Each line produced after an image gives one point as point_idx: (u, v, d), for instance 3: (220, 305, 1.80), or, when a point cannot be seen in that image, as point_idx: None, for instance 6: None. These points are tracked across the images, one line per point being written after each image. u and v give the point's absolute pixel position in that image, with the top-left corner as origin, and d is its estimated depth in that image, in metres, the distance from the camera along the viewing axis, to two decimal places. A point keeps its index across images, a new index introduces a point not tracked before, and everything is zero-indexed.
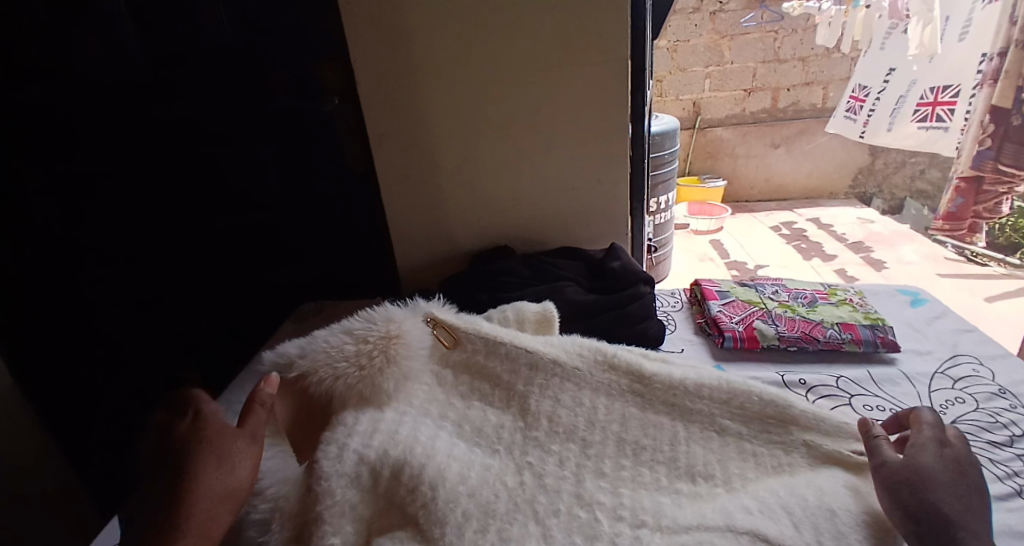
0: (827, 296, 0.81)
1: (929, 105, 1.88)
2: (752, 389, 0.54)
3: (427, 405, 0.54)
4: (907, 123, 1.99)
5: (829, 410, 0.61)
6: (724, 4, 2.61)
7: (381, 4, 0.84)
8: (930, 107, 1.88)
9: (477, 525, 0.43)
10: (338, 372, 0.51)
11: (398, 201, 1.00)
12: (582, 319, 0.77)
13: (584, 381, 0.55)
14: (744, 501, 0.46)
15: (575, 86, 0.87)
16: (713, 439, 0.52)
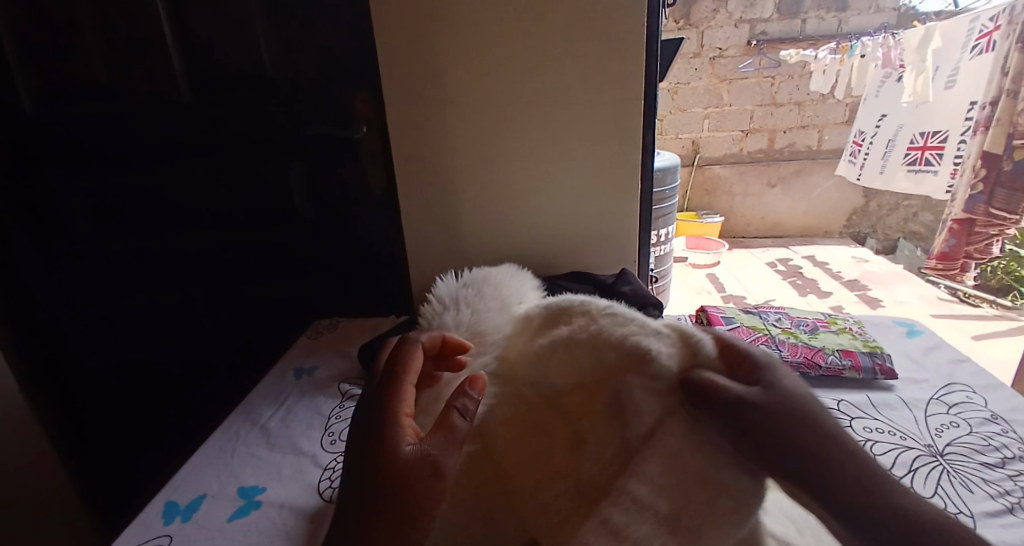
0: (828, 324, 0.85)
1: (919, 149, 1.97)
2: None
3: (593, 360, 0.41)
4: (898, 168, 2.08)
5: None
6: (723, 50, 2.75)
7: (415, 43, 0.91)
8: (919, 151, 1.97)
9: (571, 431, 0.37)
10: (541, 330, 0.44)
11: (417, 224, 1.05)
12: None
13: None
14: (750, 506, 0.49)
15: (591, 121, 0.94)
16: None
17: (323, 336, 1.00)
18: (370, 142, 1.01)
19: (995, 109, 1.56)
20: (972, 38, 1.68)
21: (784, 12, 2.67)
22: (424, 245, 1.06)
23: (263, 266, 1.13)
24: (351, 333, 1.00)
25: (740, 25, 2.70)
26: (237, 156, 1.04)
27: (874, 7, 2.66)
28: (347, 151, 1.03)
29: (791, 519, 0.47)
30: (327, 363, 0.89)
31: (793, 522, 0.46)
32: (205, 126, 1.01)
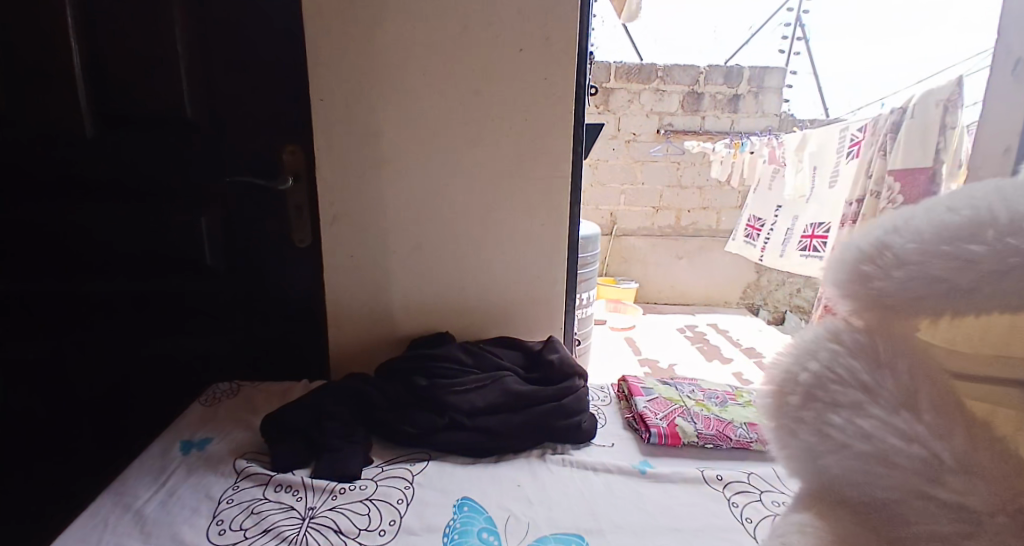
0: (736, 397, 0.91)
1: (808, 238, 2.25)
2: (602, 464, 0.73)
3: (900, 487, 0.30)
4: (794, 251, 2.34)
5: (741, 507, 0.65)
6: (637, 136, 3.08)
7: (354, 105, 0.93)
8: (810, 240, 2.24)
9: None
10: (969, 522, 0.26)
11: (343, 281, 1.02)
12: (522, 410, 0.80)
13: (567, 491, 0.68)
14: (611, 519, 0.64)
15: (524, 193, 0.98)
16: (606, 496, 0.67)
17: (221, 402, 0.89)
18: (296, 195, 0.97)
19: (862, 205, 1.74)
20: (846, 146, 1.92)
21: (687, 108, 3.05)
22: (347, 302, 1.03)
23: (158, 318, 1.01)
24: (255, 399, 0.90)
25: (651, 116, 3.05)
26: (140, 197, 0.95)
27: (759, 113, 3.08)
28: (271, 201, 0.98)
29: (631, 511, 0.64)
30: (223, 434, 0.79)
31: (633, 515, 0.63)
32: (106, 163, 0.92)
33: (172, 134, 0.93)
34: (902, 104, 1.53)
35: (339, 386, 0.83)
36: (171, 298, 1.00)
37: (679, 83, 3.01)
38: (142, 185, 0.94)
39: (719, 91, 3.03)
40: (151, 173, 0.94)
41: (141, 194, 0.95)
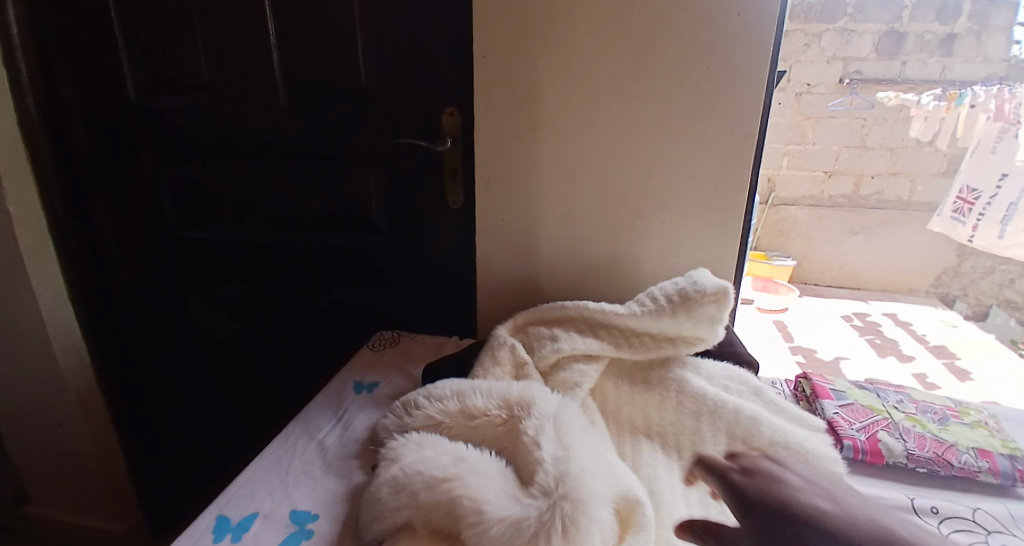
0: (959, 413, 0.72)
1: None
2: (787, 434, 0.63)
3: None
4: None
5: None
6: (812, 87, 2.78)
7: (512, 61, 0.88)
8: None
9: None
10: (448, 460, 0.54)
11: (493, 246, 1.01)
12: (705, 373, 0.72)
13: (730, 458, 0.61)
14: None
15: (697, 155, 0.86)
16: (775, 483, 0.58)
17: (384, 349, 0.97)
18: (455, 157, 0.98)
19: None
20: None
21: (882, 53, 2.64)
22: (495, 267, 1.03)
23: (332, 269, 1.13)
24: (413, 350, 0.97)
25: (833, 62, 2.72)
26: (323, 158, 1.05)
27: (981, 57, 2.59)
28: (430, 163, 1.00)
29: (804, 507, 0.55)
30: (388, 380, 0.86)
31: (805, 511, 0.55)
32: (297, 128, 1.03)
33: (347, 101, 1.00)
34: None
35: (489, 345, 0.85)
36: (344, 251, 1.11)
37: (875, 22, 2.61)
38: (323, 149, 1.04)
39: (928, 30, 2.58)
40: (329, 137, 1.03)
41: (323, 157, 1.05)
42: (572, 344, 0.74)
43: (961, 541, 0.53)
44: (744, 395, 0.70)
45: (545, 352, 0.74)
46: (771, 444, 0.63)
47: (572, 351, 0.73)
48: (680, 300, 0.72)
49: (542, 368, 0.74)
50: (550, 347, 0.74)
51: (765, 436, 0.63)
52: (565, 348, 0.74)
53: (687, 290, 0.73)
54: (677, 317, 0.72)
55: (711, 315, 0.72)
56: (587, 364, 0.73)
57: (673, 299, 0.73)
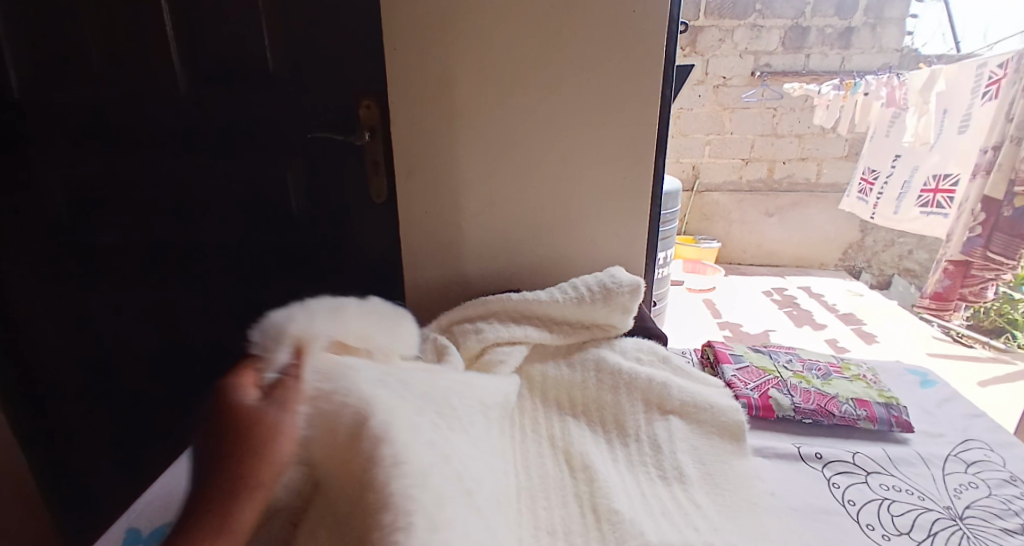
0: (841, 369, 0.80)
1: (932, 192, 1.98)
2: (689, 396, 0.68)
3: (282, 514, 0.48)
4: (911, 209, 2.10)
5: (845, 490, 0.59)
6: (728, 80, 2.97)
7: (426, 54, 0.89)
8: (932, 194, 1.97)
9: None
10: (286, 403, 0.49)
11: (421, 240, 1.02)
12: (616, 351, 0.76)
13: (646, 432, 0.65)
14: (687, 455, 0.62)
15: (606, 143, 0.91)
16: (683, 441, 0.64)
17: None
18: (372, 151, 0.97)
19: (1000, 153, 1.60)
20: (982, 84, 1.71)
21: (789, 47, 2.88)
22: (423, 260, 1.04)
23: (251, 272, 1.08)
24: None
25: (745, 56, 2.92)
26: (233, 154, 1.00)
27: (877, 47, 2.86)
28: (348, 158, 0.99)
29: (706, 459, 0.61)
30: None
31: (705, 462, 0.61)
32: (204, 124, 0.98)
33: (256, 93, 0.96)
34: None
35: None
36: (263, 252, 1.07)
37: (782, 17, 2.84)
38: (234, 145, 1.00)
39: (829, 24, 2.84)
40: (240, 133, 0.99)
41: (234, 154, 1.00)
42: (499, 332, 0.76)
43: (843, 482, 0.61)
44: (655, 363, 0.75)
45: (473, 341, 0.75)
46: (683, 406, 0.68)
47: (499, 338, 0.75)
48: (598, 290, 0.77)
49: (468, 357, 0.75)
50: (478, 336, 0.75)
51: (677, 398, 0.68)
52: (491, 336, 0.75)
53: (604, 282, 0.78)
54: (596, 304, 0.77)
55: (625, 301, 0.77)
56: (513, 349, 0.75)
57: (593, 288, 0.78)
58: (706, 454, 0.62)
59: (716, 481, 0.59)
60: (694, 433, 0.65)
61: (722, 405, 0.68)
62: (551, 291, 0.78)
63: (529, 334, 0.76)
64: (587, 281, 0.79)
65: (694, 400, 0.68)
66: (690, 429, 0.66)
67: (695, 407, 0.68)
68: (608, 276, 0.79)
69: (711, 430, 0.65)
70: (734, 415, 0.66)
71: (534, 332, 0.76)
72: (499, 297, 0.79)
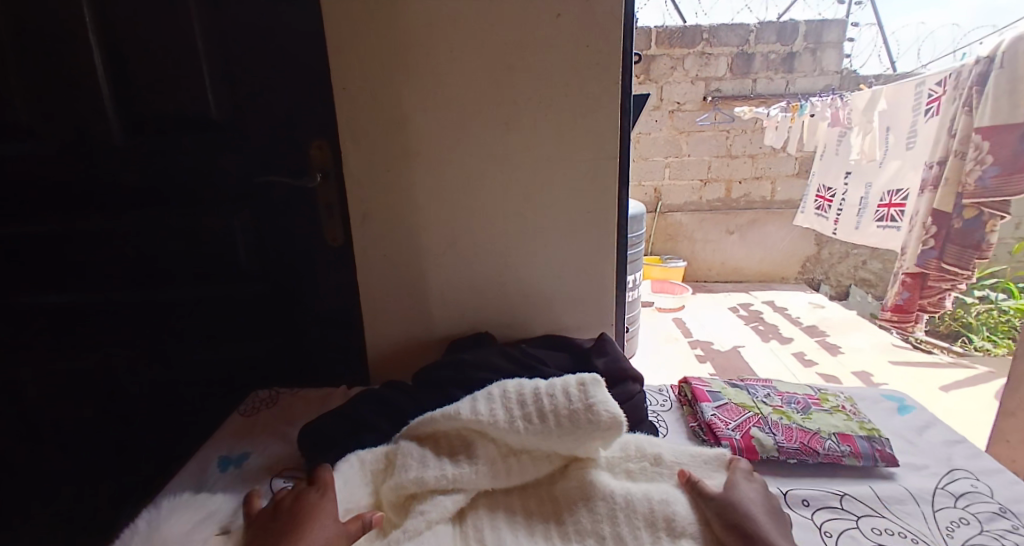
0: (819, 401, 0.78)
1: (887, 206, 2.06)
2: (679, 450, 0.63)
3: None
4: (869, 223, 2.19)
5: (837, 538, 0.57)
6: (681, 105, 3.08)
7: (377, 93, 0.86)
8: (887, 208, 2.06)
9: None
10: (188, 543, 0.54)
11: (379, 284, 0.97)
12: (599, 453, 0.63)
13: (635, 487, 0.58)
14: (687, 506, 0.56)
15: (567, 181, 0.89)
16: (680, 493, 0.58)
17: (260, 413, 0.87)
18: (326, 193, 0.92)
19: (944, 167, 1.63)
20: (923, 103, 1.80)
21: (736, 72, 3.02)
22: (383, 305, 0.98)
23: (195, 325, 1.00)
24: (293, 410, 0.87)
25: (697, 82, 3.05)
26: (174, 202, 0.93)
27: (818, 69, 3.03)
28: (301, 201, 0.94)
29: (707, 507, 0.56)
30: (260, 449, 0.77)
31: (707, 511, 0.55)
32: (139, 170, 0.91)
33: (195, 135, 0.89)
34: (988, 54, 1.44)
35: (371, 393, 0.79)
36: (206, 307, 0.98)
37: (727, 45, 2.99)
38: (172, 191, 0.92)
39: (772, 51, 3.00)
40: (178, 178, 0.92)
41: (172, 202, 0.93)
42: (447, 461, 0.60)
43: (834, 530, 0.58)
44: (649, 470, 0.61)
45: (412, 472, 0.59)
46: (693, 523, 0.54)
47: (443, 472, 0.59)
48: (565, 411, 0.58)
49: (399, 496, 0.59)
50: (417, 467, 0.59)
51: (684, 516, 0.55)
52: (435, 468, 0.59)
53: (574, 399, 0.59)
54: (561, 433, 0.58)
55: (601, 434, 0.58)
56: (455, 490, 0.58)
57: (561, 405, 0.59)
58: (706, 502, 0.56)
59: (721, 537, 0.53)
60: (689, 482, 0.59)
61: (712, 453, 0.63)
62: (509, 400, 0.61)
63: (479, 466, 0.59)
64: (553, 393, 0.60)
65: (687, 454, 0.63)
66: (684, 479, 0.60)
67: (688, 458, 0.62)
68: (587, 391, 0.60)
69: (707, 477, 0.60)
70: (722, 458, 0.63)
71: (484, 461, 0.60)
72: (450, 406, 0.62)
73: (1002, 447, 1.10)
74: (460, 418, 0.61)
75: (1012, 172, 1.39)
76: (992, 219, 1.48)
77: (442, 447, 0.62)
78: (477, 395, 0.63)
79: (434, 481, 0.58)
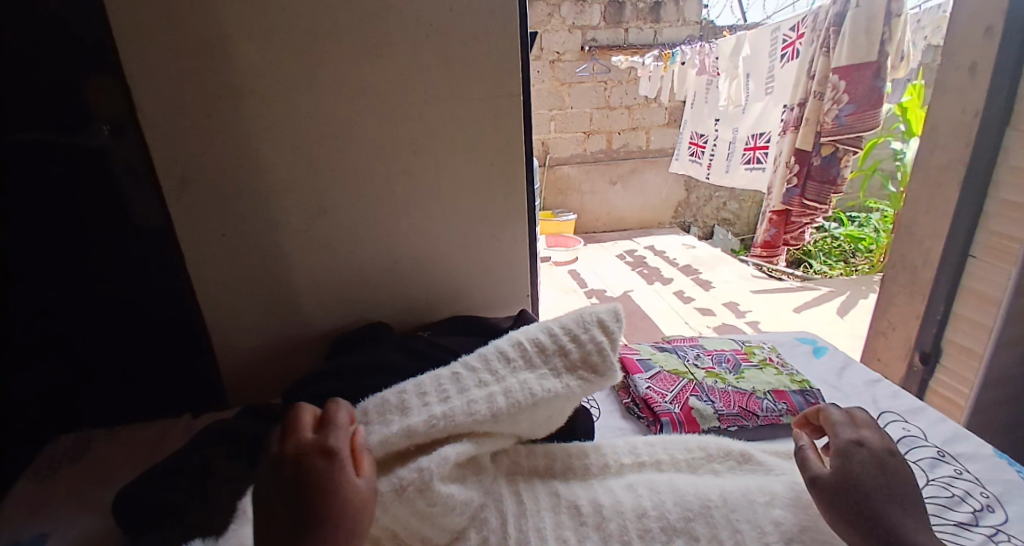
0: (747, 355, 0.74)
1: (752, 149, 2.18)
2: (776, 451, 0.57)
3: None
4: (738, 167, 2.31)
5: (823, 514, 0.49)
6: (561, 55, 2.99)
7: (176, 4, 0.60)
8: (753, 151, 2.18)
9: None
10: None
11: (225, 273, 0.73)
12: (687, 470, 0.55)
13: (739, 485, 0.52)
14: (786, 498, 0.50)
15: (463, 124, 0.72)
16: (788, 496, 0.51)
17: (55, 476, 0.64)
18: (124, 154, 0.64)
19: (804, 109, 1.73)
20: (779, 48, 1.90)
21: (610, 22, 2.99)
22: (235, 300, 0.74)
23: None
24: (109, 462, 0.66)
25: (574, 32, 2.97)
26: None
27: (682, 21, 3.11)
28: (81, 166, 0.64)
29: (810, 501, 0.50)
30: (56, 531, 0.55)
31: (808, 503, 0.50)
32: None
33: None
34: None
35: (226, 428, 0.59)
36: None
37: None
38: None
39: (641, 0, 3.00)
40: None
41: None
42: (443, 401, 0.50)
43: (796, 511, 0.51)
44: (737, 468, 0.55)
45: (388, 435, 0.47)
46: (686, 520, 0.49)
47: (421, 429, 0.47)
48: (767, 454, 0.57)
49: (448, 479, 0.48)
50: (390, 429, 0.47)
51: (791, 516, 0.49)
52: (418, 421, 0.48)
53: (585, 323, 0.56)
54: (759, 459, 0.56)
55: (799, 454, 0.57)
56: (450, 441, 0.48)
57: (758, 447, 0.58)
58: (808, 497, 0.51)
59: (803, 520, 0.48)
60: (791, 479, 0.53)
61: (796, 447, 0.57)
62: (493, 360, 0.54)
63: (490, 393, 0.51)
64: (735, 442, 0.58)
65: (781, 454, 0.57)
66: (770, 466, 0.55)
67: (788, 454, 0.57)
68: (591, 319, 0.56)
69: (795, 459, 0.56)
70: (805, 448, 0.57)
71: (497, 385, 0.52)
72: (419, 379, 0.52)
73: (873, 363, 1.22)
74: (431, 389, 0.51)
75: (865, 109, 1.53)
76: (847, 154, 1.64)
77: (391, 409, 0.49)
78: (450, 369, 0.54)
79: (417, 406, 0.49)
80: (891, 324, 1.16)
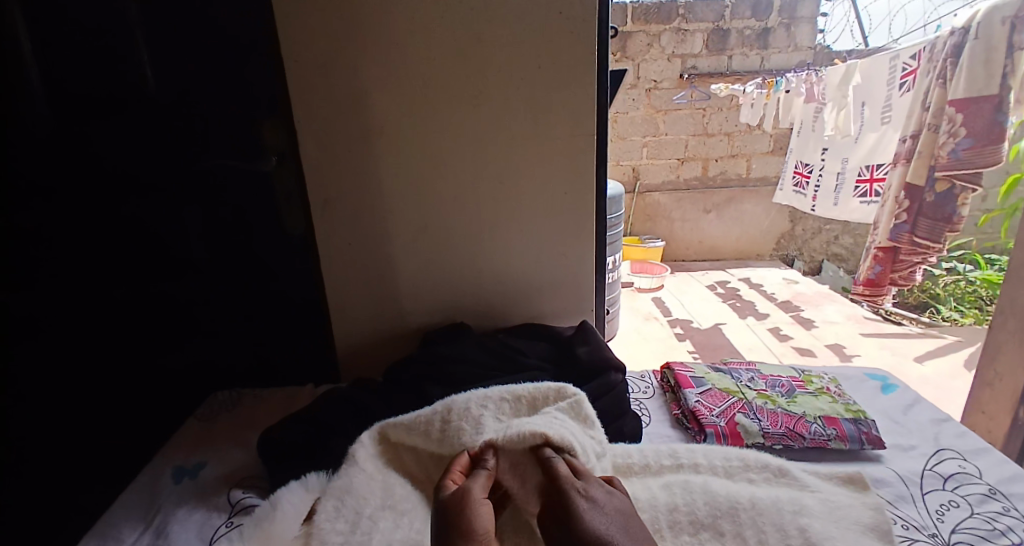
0: (803, 383, 0.76)
1: (867, 181, 2.06)
2: (817, 471, 0.60)
3: (327, 506, 0.54)
4: (851, 200, 2.17)
5: (851, 534, 0.51)
6: (658, 83, 3.03)
7: (331, 69, 0.79)
8: (867, 184, 2.06)
9: (347, 520, 0.53)
10: (370, 453, 0.59)
11: (345, 274, 0.91)
12: (725, 474, 0.60)
13: (771, 495, 0.56)
14: (817, 515, 0.53)
15: (541, 158, 0.84)
16: (820, 515, 0.53)
17: (217, 418, 0.84)
18: (284, 178, 0.85)
19: (917, 141, 1.62)
20: (897, 76, 1.79)
21: (712, 49, 2.98)
22: (350, 297, 0.92)
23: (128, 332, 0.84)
24: (253, 414, 0.85)
25: (673, 60, 3.00)
26: (97, 198, 0.79)
27: (792, 46, 3.00)
28: (254, 189, 0.85)
29: (841, 520, 0.53)
30: (218, 458, 0.73)
31: (838, 521, 0.53)
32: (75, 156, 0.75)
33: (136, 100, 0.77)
34: (964, 24, 1.43)
35: (343, 394, 0.74)
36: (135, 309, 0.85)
37: (702, 21, 2.93)
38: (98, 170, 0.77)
39: (746, 27, 2.96)
40: (128, 151, 0.79)
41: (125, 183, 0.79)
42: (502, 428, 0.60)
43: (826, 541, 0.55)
44: (774, 481, 0.59)
45: (460, 440, 0.58)
46: (714, 516, 0.54)
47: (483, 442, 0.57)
48: (808, 473, 0.60)
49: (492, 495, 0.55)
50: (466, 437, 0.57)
51: (819, 529, 0.52)
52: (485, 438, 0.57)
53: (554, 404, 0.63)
54: (799, 478, 0.59)
55: (841, 477, 0.59)
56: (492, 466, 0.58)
57: (801, 467, 0.61)
58: (840, 517, 0.53)
59: (829, 534, 0.51)
60: (827, 500, 0.55)
61: (841, 473, 0.59)
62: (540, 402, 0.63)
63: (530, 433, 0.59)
64: (774, 458, 0.61)
65: (823, 476, 0.59)
66: (806, 483, 0.58)
67: (834, 478, 0.59)
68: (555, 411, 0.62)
69: (838, 480, 0.58)
70: (852, 475, 0.58)
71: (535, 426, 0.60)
72: (487, 395, 0.63)
73: (979, 417, 1.11)
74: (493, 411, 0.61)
75: (984, 144, 1.39)
76: (965, 191, 1.49)
77: (468, 419, 0.59)
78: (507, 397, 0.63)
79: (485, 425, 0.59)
80: (999, 376, 1.06)
